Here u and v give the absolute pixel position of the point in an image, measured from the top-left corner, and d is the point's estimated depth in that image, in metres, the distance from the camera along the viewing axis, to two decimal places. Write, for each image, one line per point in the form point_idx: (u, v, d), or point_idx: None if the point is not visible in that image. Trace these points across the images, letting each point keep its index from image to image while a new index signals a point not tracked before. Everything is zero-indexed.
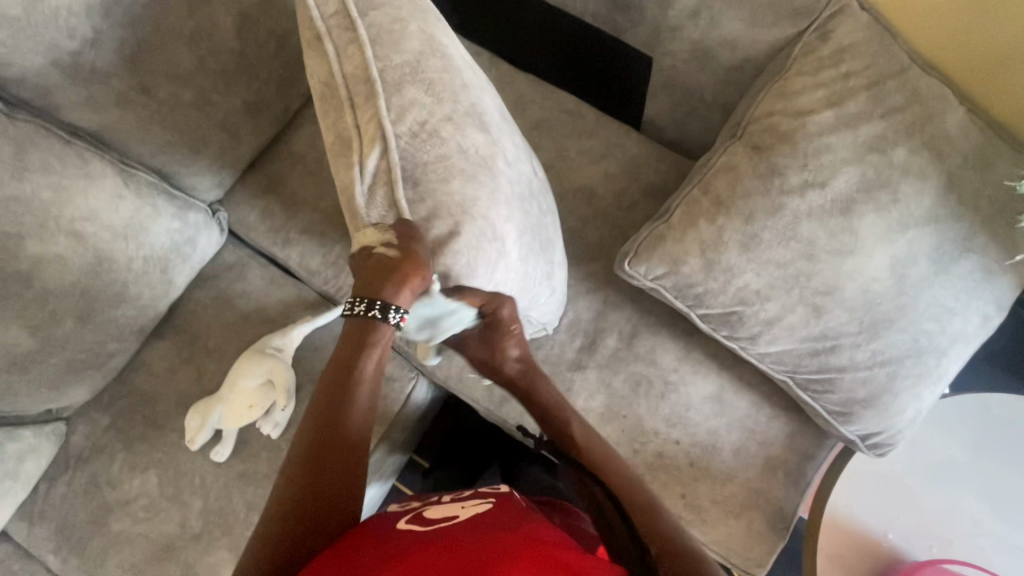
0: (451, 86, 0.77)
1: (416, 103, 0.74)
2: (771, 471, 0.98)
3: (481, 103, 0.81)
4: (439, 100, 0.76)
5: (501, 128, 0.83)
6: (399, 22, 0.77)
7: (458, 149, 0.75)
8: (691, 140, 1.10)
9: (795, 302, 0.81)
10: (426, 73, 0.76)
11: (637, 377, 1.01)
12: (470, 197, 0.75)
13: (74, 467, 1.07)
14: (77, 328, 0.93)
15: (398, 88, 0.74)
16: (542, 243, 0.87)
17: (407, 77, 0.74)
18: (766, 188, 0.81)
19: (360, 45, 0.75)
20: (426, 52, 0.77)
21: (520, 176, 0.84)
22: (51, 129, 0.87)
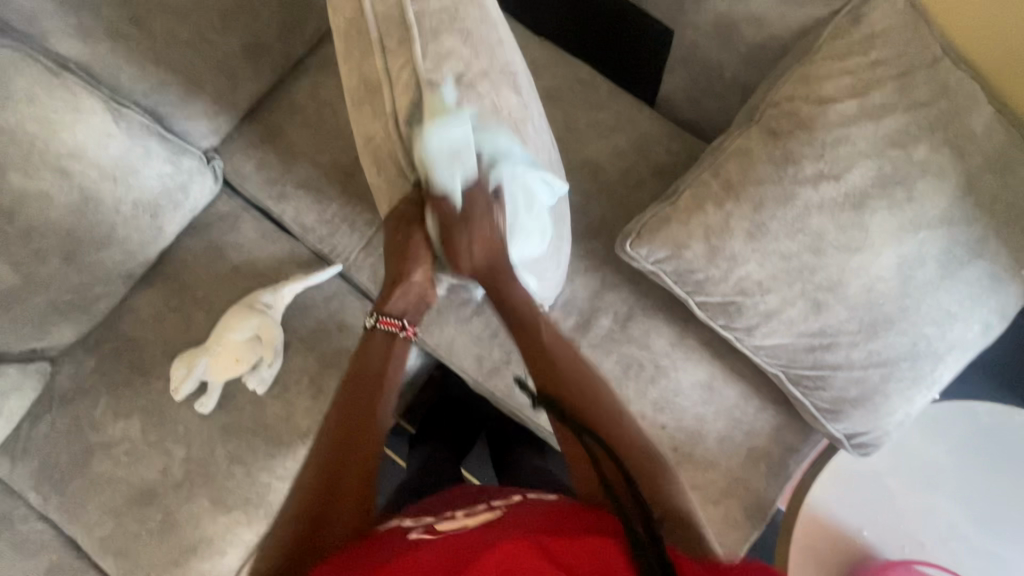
0: (492, 42, 0.74)
1: (452, 50, 0.70)
2: (754, 461, 0.98)
3: (515, 64, 0.78)
4: (475, 54, 0.72)
5: (531, 94, 0.80)
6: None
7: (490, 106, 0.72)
8: (706, 120, 1.06)
9: (796, 296, 0.79)
10: (463, 22, 0.72)
11: (628, 359, 1.00)
12: (498, 160, 0.71)
13: (59, 407, 1.07)
14: (62, 268, 0.91)
15: (434, 35, 0.70)
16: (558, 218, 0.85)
17: (444, 25, 0.70)
18: (779, 176, 0.79)
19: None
20: (465, 0, 0.73)
21: (545, 144, 0.81)
22: (36, 57, 0.84)
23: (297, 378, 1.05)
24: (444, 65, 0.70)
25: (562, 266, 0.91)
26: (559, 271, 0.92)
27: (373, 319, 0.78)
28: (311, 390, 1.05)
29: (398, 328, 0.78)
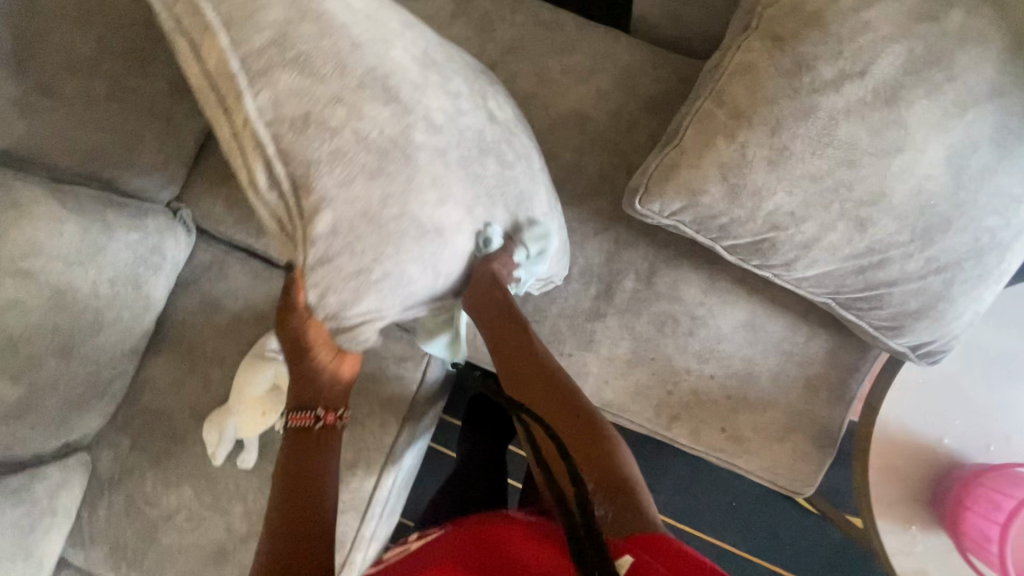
0: (344, 37, 0.61)
1: (292, 90, 0.60)
2: (813, 391, 0.93)
3: (411, 51, 0.67)
4: (318, 80, 0.60)
5: (449, 73, 0.70)
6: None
7: (355, 138, 0.61)
8: (691, 34, 0.97)
9: (836, 218, 0.71)
10: (295, 48, 0.60)
11: (661, 316, 0.95)
12: (381, 197, 0.62)
13: (110, 490, 1.06)
14: (62, 366, 0.87)
15: (267, 74, 0.59)
16: (514, 200, 0.73)
17: (274, 57, 0.59)
18: (793, 88, 0.68)
19: (214, 33, 0.60)
20: (294, 19, 0.60)
21: (481, 117, 0.71)
22: None
23: None
24: (284, 111, 0.60)
25: (546, 247, 0.80)
26: (552, 246, 0.82)
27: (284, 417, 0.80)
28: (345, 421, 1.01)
29: (311, 420, 0.80)
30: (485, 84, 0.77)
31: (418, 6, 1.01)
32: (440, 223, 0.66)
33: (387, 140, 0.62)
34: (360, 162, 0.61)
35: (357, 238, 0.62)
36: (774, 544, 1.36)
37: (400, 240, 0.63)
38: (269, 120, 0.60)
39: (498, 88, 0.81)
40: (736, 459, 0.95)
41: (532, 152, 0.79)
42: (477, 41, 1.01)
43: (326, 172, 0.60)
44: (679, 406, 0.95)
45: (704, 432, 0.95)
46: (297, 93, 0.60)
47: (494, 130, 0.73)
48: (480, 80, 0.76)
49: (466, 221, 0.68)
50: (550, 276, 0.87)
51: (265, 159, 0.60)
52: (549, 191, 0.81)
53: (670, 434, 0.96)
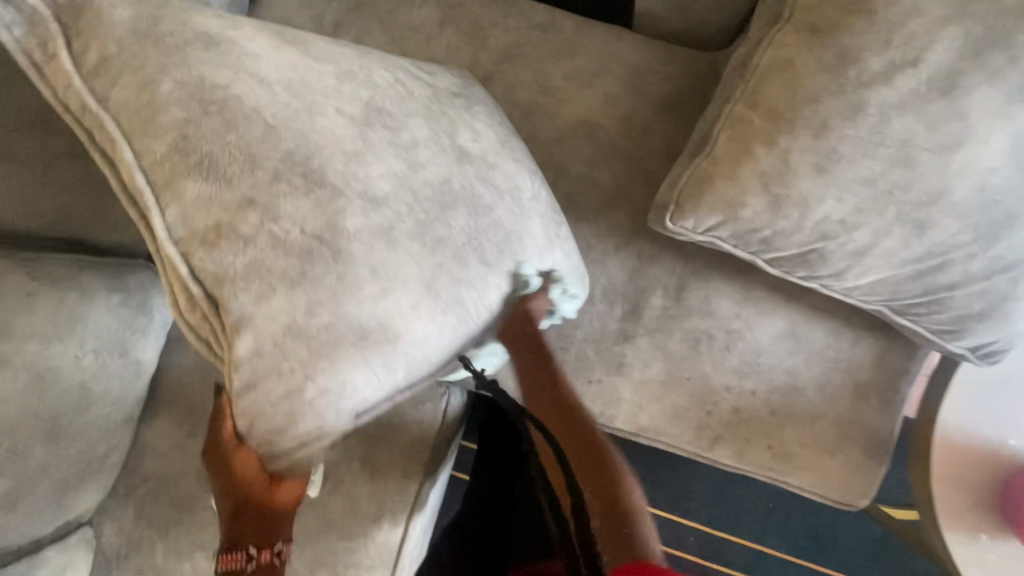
0: (258, 121, 0.58)
1: (199, 200, 0.56)
2: (862, 398, 0.87)
3: (347, 110, 0.62)
4: (225, 182, 0.56)
5: (402, 121, 0.65)
6: (147, 87, 0.57)
7: (272, 242, 0.56)
8: (702, 25, 0.90)
9: (892, 223, 0.64)
10: (198, 148, 0.56)
11: (694, 333, 0.88)
12: (321, 296, 0.57)
13: (116, 566, 0.98)
14: (50, 449, 0.79)
15: (172, 186, 0.57)
16: (500, 242, 0.67)
17: (177, 165, 0.56)
18: (838, 84, 0.61)
19: (116, 144, 0.57)
20: (194, 116, 0.56)
21: (443, 165, 0.65)
22: None
23: (347, 465, 0.94)
24: (195, 224, 0.57)
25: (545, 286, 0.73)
26: (556, 280, 0.74)
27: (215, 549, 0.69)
28: (365, 473, 0.94)
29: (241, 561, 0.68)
30: (456, 115, 0.71)
31: (402, 18, 0.93)
32: (388, 315, 0.60)
33: (311, 236, 0.57)
34: (281, 270, 0.56)
35: (283, 353, 0.57)
36: (817, 546, 1.31)
37: (338, 347, 0.58)
38: (176, 235, 0.57)
39: (476, 109, 0.74)
40: (786, 476, 0.89)
41: (520, 180, 0.71)
42: (469, 51, 0.93)
43: (241, 288, 0.56)
44: (722, 427, 0.89)
45: (751, 451, 0.88)
46: (205, 201, 0.56)
47: (460, 175, 0.66)
48: (448, 112, 0.70)
49: (422, 302, 0.62)
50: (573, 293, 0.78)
51: (180, 281, 0.58)
52: (544, 221, 0.72)
53: (714, 456, 0.89)
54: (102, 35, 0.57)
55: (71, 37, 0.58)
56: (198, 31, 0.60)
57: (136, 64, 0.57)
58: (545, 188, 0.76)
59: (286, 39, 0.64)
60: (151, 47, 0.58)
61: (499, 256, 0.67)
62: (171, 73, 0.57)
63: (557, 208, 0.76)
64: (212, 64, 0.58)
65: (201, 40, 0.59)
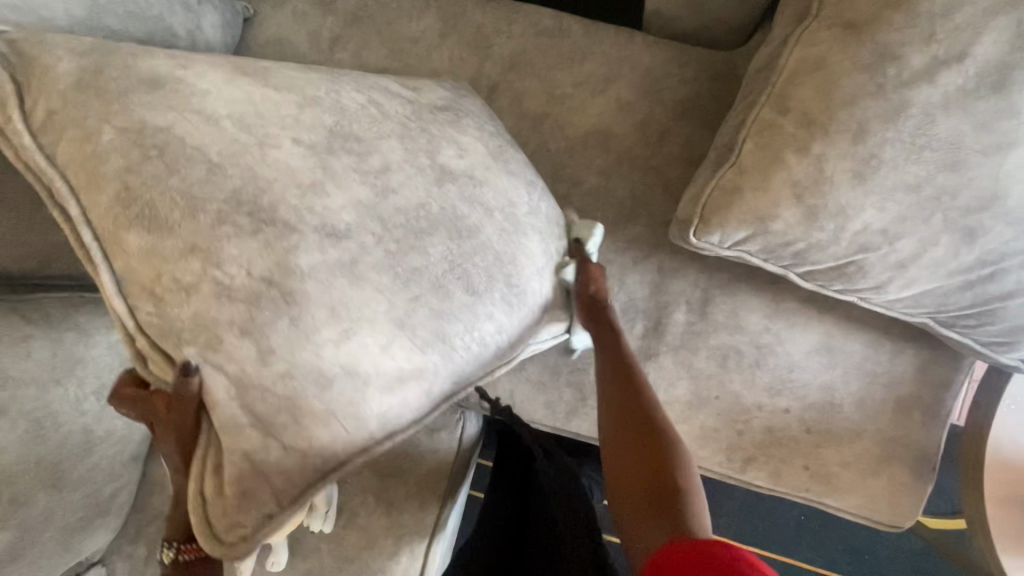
0: (203, 161, 0.54)
1: (144, 251, 0.53)
2: (905, 413, 0.82)
3: (305, 139, 0.59)
4: (168, 231, 0.53)
5: (373, 144, 0.61)
6: (88, 139, 0.54)
7: (217, 291, 0.53)
8: (717, 24, 0.85)
9: (938, 231, 0.59)
10: (140, 193, 0.53)
11: (721, 349, 0.83)
12: (286, 343, 0.54)
13: None
14: (54, 497, 0.76)
15: (117, 239, 0.53)
16: (484, 266, 0.63)
17: (120, 215, 0.53)
18: (876, 84, 0.56)
19: (63, 201, 0.54)
20: (134, 160, 0.53)
21: (422, 188, 0.62)
22: None
23: (362, 498, 0.91)
24: (139, 276, 0.53)
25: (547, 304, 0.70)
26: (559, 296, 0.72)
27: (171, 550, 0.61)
28: (381, 506, 0.90)
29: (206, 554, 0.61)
30: (438, 131, 0.67)
31: (401, 30, 0.89)
32: (355, 359, 0.56)
33: (258, 280, 0.54)
34: (227, 319, 0.53)
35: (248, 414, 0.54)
36: (855, 560, 1.24)
37: (300, 399, 0.54)
38: (124, 291, 0.54)
39: (465, 122, 0.71)
40: (825, 497, 0.84)
41: (513, 196, 0.68)
42: (473, 61, 0.88)
43: (187, 341, 0.53)
44: (755, 447, 0.84)
45: (787, 473, 0.83)
46: (149, 251, 0.53)
47: (441, 197, 0.62)
48: (429, 130, 0.66)
49: (395, 342, 0.58)
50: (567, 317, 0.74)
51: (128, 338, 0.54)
52: (543, 238, 0.69)
53: (747, 478, 0.84)
54: (49, 86, 0.55)
55: (28, 87, 0.54)
56: (143, 75, 0.57)
57: (78, 116, 0.54)
58: (544, 200, 0.72)
59: (244, 71, 0.61)
60: (93, 97, 0.55)
61: (489, 282, 0.63)
62: (113, 121, 0.54)
63: (557, 221, 0.73)
64: (155, 107, 0.55)
65: (146, 80, 0.57)
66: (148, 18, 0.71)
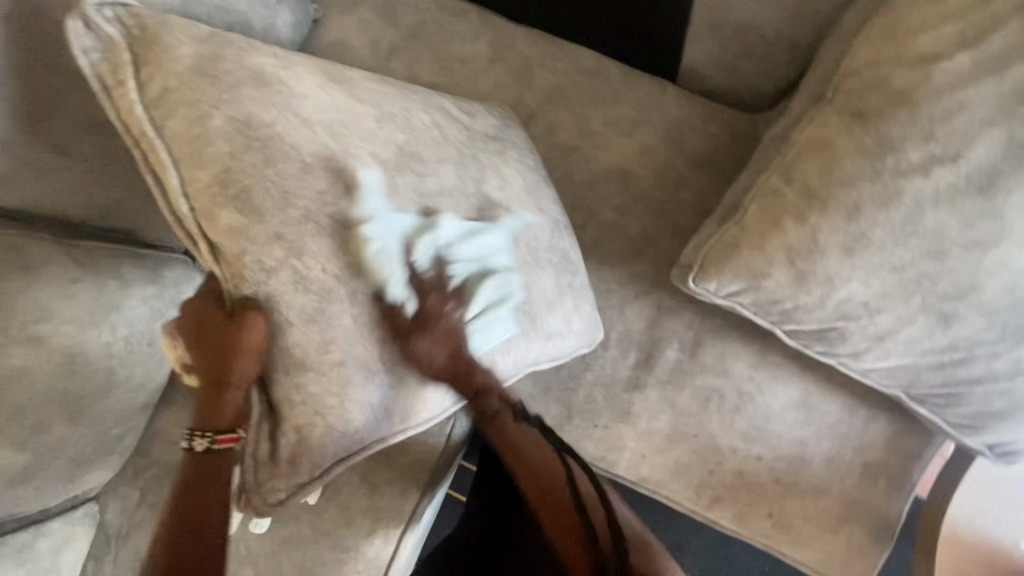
0: (295, 160, 0.63)
1: (232, 231, 0.61)
2: (871, 478, 0.86)
3: (380, 155, 0.68)
4: (259, 217, 0.62)
5: (432, 167, 0.72)
6: (199, 121, 0.61)
7: (293, 277, 0.63)
8: (746, 87, 0.90)
9: (916, 311, 0.64)
10: (238, 186, 0.61)
11: (705, 390, 0.88)
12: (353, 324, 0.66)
13: (117, 544, 1.02)
14: (70, 428, 0.82)
15: (211, 216, 0.62)
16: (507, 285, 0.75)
17: (216, 197, 0.61)
18: (874, 170, 0.61)
19: (165, 168, 0.61)
20: (239, 150, 0.62)
21: (466, 215, 0.72)
22: None
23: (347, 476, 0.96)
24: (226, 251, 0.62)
25: (552, 334, 0.78)
26: (567, 329, 0.80)
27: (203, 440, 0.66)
28: (364, 487, 0.95)
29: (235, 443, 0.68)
30: (488, 160, 0.77)
31: (453, 50, 0.96)
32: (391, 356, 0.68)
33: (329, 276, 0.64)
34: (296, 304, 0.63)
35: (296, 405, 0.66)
36: None
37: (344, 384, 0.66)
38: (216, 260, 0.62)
39: (510, 154, 0.81)
40: (783, 546, 0.88)
41: (540, 232, 0.78)
42: (515, 88, 0.95)
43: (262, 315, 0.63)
44: (723, 488, 0.88)
45: (749, 517, 0.87)
46: (236, 232, 0.62)
47: (480, 228, 0.74)
48: (479, 158, 0.77)
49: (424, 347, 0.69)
50: (578, 345, 0.83)
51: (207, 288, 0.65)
52: (558, 273, 0.79)
53: (711, 517, 0.88)
54: (164, 69, 0.61)
55: (140, 65, 0.62)
56: (251, 71, 0.65)
57: (192, 100, 0.62)
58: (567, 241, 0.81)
59: (333, 78, 0.70)
60: (208, 85, 0.62)
61: (507, 307, 0.75)
62: (222, 109, 0.62)
63: (574, 258, 0.82)
64: (261, 103, 0.63)
65: (252, 79, 0.64)
66: (232, 12, 0.79)
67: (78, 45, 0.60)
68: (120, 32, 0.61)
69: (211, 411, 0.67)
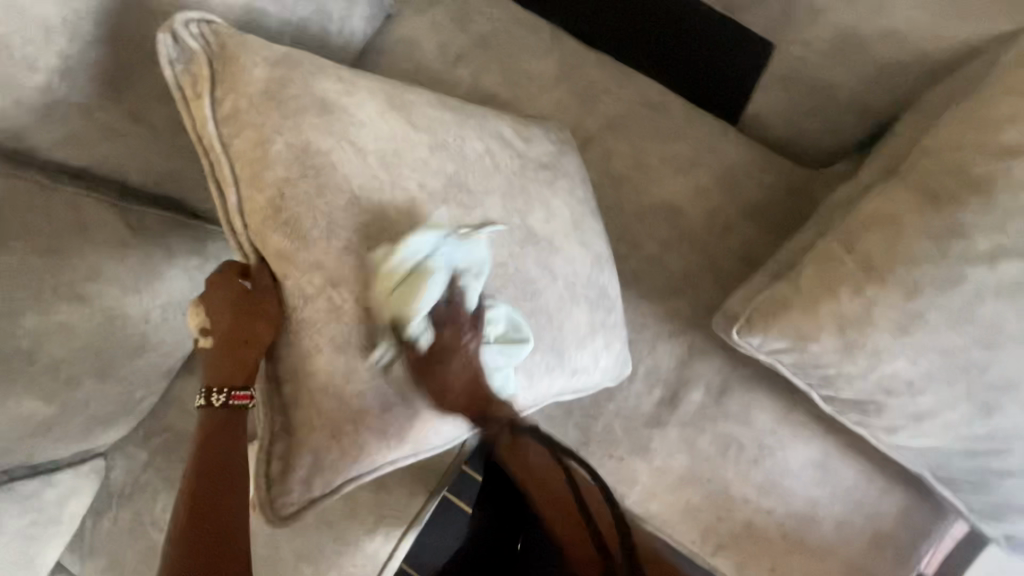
0: (345, 192, 0.65)
1: (282, 254, 0.63)
2: (878, 548, 0.86)
3: (429, 185, 0.70)
4: (306, 245, 0.63)
5: (479, 198, 0.73)
6: (262, 143, 0.64)
7: (329, 307, 0.64)
8: (809, 144, 0.90)
9: (959, 398, 0.64)
10: (288, 212, 0.63)
11: (725, 438, 0.88)
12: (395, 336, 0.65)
13: (120, 502, 1.03)
14: (97, 387, 0.81)
15: (261, 238, 0.64)
16: (541, 320, 0.76)
17: (269, 220, 0.63)
18: (939, 253, 0.61)
19: (225, 186, 0.64)
20: (296, 174, 0.64)
21: (507, 248, 0.74)
22: (28, 174, 0.68)
23: None
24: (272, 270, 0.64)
25: (578, 369, 0.80)
26: (594, 365, 0.82)
27: (223, 394, 0.63)
28: (371, 483, 0.96)
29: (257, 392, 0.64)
30: (535, 193, 0.79)
31: (520, 65, 0.96)
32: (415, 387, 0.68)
33: (367, 309, 0.65)
34: (330, 333, 0.65)
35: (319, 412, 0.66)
36: None
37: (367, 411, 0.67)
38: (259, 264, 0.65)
39: (559, 184, 0.82)
40: None
41: (580, 267, 0.80)
42: (576, 111, 0.95)
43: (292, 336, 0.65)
44: (729, 536, 0.88)
45: (752, 569, 0.87)
46: (286, 257, 0.64)
47: (522, 260, 0.75)
48: (528, 189, 0.78)
49: None
50: (601, 380, 0.84)
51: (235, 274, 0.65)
52: (592, 309, 0.80)
53: (714, 563, 0.88)
54: (238, 84, 0.64)
55: (215, 83, 0.65)
56: (317, 98, 0.66)
57: (258, 123, 0.64)
58: (605, 276, 0.83)
59: (393, 104, 0.72)
60: (275, 108, 0.64)
61: (537, 342, 0.76)
62: (283, 136, 0.64)
63: (610, 295, 0.83)
64: (320, 130, 0.65)
65: (316, 105, 0.66)
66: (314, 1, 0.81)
67: (163, 56, 0.63)
68: (202, 47, 0.64)
69: (231, 365, 0.63)
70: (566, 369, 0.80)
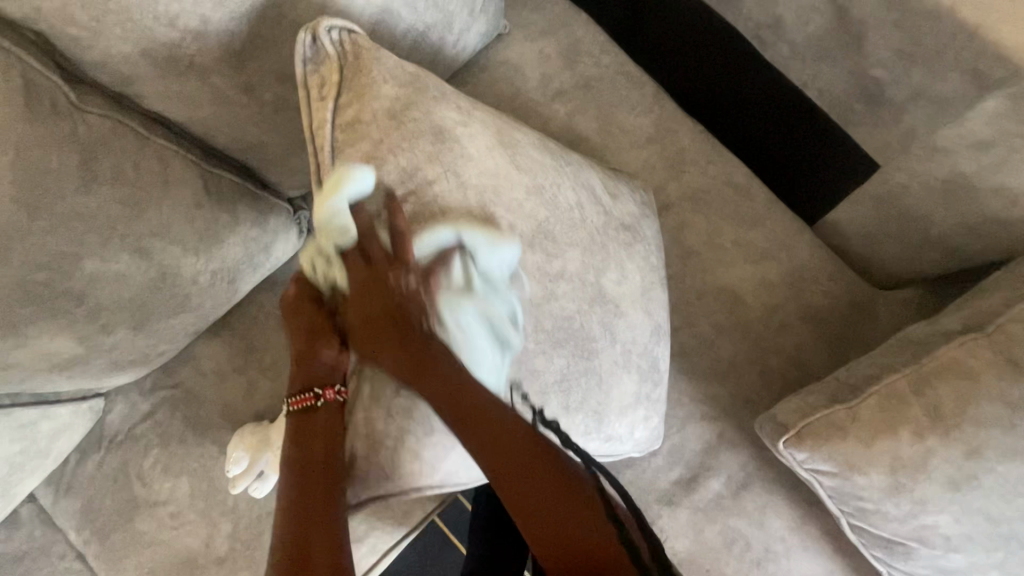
0: (437, 219, 0.65)
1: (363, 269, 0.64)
2: None
3: (518, 227, 0.69)
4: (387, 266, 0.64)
5: (562, 248, 0.72)
6: (373, 158, 0.64)
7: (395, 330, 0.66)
8: (879, 264, 0.92)
9: (993, 565, 0.64)
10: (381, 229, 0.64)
11: (734, 534, 0.87)
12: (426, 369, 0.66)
13: (108, 447, 0.99)
14: (129, 337, 0.78)
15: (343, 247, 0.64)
16: (589, 381, 0.75)
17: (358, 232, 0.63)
18: (1009, 421, 0.61)
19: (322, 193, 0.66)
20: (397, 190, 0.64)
21: (577, 302, 0.73)
22: (129, 121, 0.68)
23: None
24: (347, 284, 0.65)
25: (613, 437, 0.79)
26: (628, 436, 0.81)
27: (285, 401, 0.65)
28: None
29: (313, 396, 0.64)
30: (614, 252, 0.77)
31: (617, 115, 0.96)
32: None
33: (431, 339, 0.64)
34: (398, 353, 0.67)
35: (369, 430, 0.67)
36: None
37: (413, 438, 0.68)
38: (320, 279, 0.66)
39: (637, 249, 0.80)
40: None
41: (640, 335, 0.79)
42: (661, 174, 0.95)
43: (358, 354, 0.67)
44: None
45: None
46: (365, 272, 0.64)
47: (586, 317, 0.74)
48: (607, 248, 0.77)
49: None
50: (632, 449, 0.84)
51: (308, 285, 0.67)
52: (641, 380, 0.79)
53: None
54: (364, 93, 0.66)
55: (343, 85, 0.66)
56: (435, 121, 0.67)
57: (375, 138, 0.65)
58: (661, 349, 0.82)
59: (502, 141, 0.71)
60: (395, 128, 0.65)
61: (582, 402, 0.75)
62: (397, 154, 0.64)
63: (660, 368, 0.81)
64: (429, 155, 0.65)
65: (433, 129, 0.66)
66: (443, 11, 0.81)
67: (298, 53, 0.65)
68: (336, 51, 0.66)
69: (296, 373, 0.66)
70: (601, 434, 0.78)
